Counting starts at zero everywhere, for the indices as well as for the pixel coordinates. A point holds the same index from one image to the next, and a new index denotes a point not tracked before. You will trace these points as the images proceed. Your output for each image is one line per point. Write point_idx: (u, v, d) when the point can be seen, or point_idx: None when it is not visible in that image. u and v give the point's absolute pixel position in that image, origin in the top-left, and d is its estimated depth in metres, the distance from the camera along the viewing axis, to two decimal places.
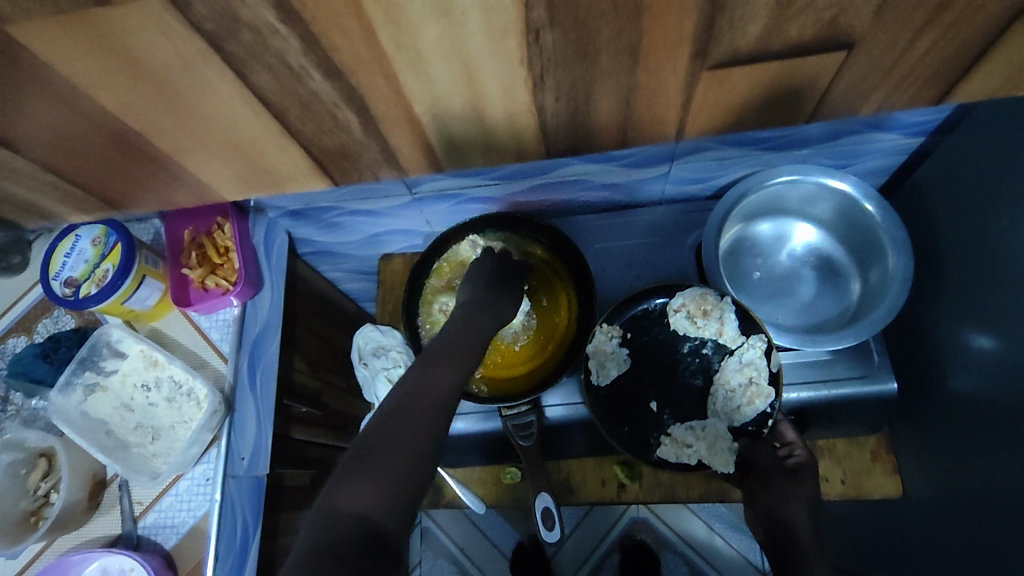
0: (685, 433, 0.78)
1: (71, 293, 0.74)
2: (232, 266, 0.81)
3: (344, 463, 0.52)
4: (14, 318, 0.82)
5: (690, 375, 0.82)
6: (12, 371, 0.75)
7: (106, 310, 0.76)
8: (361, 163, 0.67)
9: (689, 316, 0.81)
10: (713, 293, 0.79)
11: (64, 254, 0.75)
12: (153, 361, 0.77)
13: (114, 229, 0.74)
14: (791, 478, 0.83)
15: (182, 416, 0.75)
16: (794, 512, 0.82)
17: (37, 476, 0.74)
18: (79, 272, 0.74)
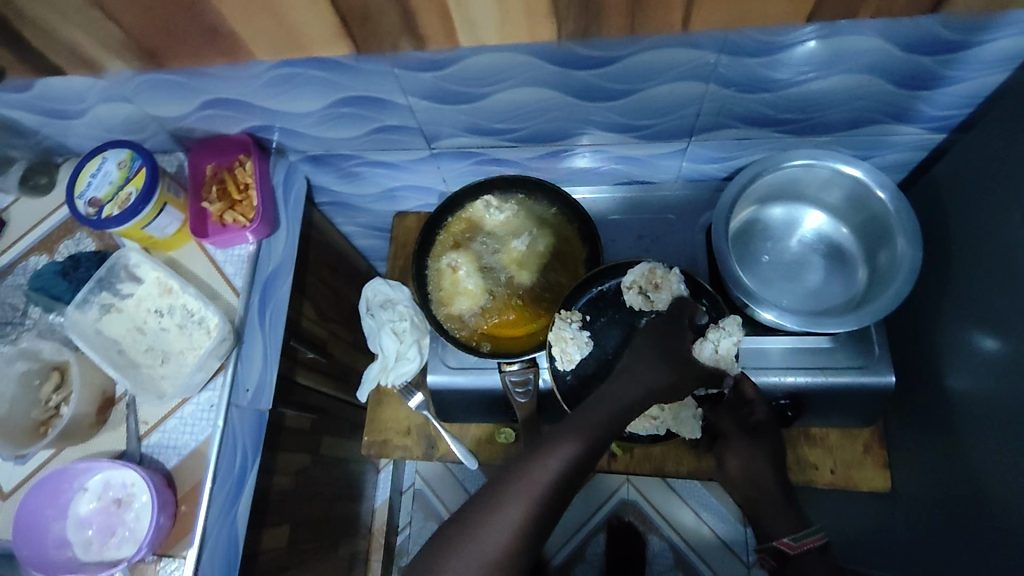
0: (650, 408, 0.79)
1: (93, 214, 0.76)
2: (250, 203, 0.82)
3: (443, 540, 0.60)
4: (37, 238, 0.85)
5: None
6: (33, 286, 0.78)
7: (126, 233, 0.78)
8: (408, 81, 0.72)
9: (641, 292, 0.79)
10: (661, 266, 0.79)
11: (90, 174, 0.77)
12: (167, 289, 0.79)
13: (140, 154, 0.76)
14: (753, 437, 0.84)
15: (192, 343, 0.78)
16: (761, 469, 0.83)
17: (49, 388, 0.76)
18: (104, 193, 0.76)
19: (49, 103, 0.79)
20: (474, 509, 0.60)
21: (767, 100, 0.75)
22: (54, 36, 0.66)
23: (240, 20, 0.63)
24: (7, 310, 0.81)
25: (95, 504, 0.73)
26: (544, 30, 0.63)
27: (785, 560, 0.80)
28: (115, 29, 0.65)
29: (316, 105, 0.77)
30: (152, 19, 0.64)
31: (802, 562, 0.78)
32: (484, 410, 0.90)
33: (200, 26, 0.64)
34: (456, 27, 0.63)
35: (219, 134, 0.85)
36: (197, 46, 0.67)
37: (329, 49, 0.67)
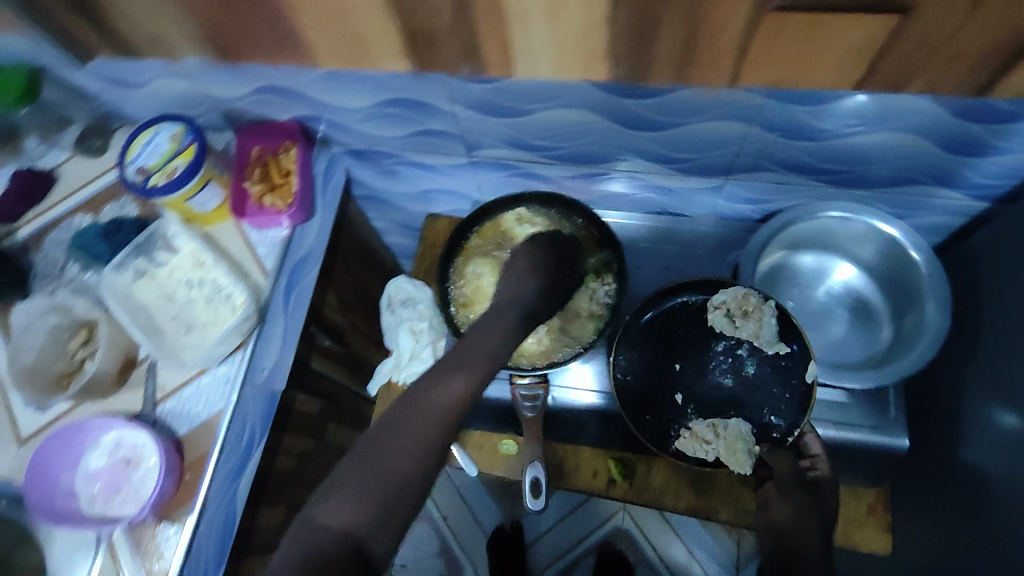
0: (706, 429, 0.78)
1: (140, 180, 0.78)
2: (290, 188, 0.85)
3: (334, 479, 0.53)
4: (85, 197, 0.89)
5: (720, 373, 0.81)
6: (75, 242, 0.83)
7: (169, 204, 0.81)
8: (451, 89, 0.74)
9: (727, 314, 0.80)
10: (757, 294, 0.78)
11: (142, 144, 0.80)
12: (200, 262, 0.82)
13: (191, 130, 0.79)
14: (814, 497, 0.73)
15: (216, 318, 0.79)
16: (811, 528, 0.70)
17: (77, 343, 0.79)
18: (153, 162, 0.79)
19: (110, 69, 0.81)
20: (357, 450, 0.54)
21: (807, 148, 0.75)
22: (114, 13, 0.70)
23: (294, 20, 0.66)
24: (47, 263, 0.85)
25: (104, 460, 0.74)
26: (579, 103, 0.72)
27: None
28: (166, 15, 0.69)
29: (365, 101, 0.79)
30: (213, 8, 0.67)
31: None
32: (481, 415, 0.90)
33: (242, 23, 0.68)
34: (501, 41, 0.64)
35: (269, 119, 0.88)
36: (246, 45, 0.72)
37: (361, 64, 0.72)
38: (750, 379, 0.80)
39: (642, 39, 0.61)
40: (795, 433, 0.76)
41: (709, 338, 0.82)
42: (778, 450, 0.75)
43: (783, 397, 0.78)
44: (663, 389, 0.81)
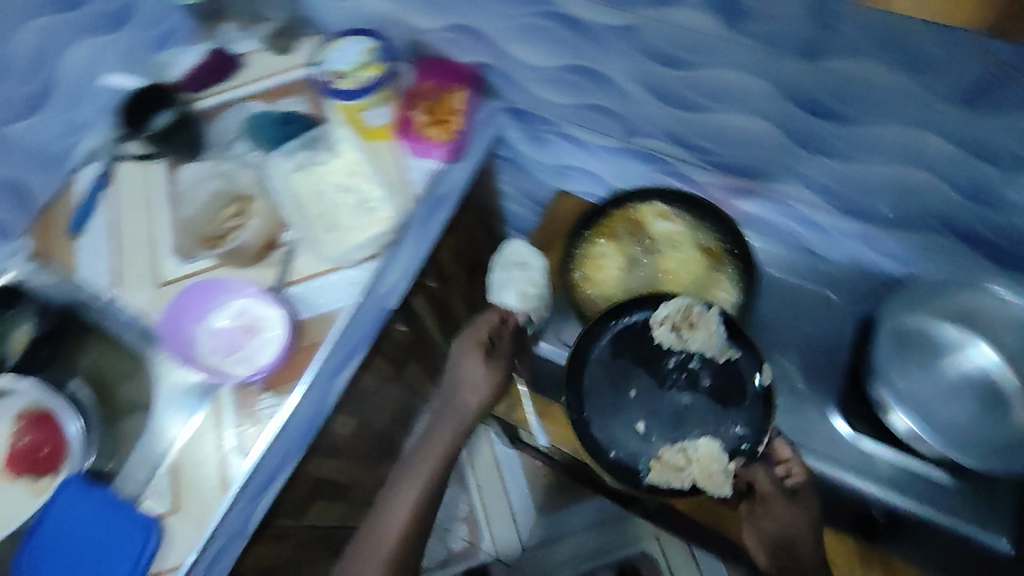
0: (677, 455, 0.73)
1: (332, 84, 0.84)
2: (453, 128, 0.87)
3: None
4: (263, 87, 0.95)
5: (676, 390, 0.77)
6: (254, 123, 0.90)
7: (348, 109, 0.88)
8: (630, 65, 0.73)
9: (672, 327, 0.78)
10: (699, 304, 0.77)
11: (339, 50, 0.90)
12: (354, 172, 0.86)
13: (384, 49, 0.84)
14: (794, 500, 0.75)
15: (356, 226, 0.83)
16: (801, 532, 0.75)
17: (229, 211, 0.85)
18: (346, 66, 0.87)
19: None
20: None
21: (991, 214, 0.70)
22: None
23: None
24: (218, 137, 0.92)
25: (227, 322, 0.79)
26: (760, 106, 0.70)
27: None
28: None
29: (544, 61, 0.80)
30: None
31: None
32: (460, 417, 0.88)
33: None
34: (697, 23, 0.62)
35: (448, 59, 0.90)
36: None
37: (550, 20, 0.72)
38: (708, 392, 0.76)
39: (852, 50, 0.57)
40: (762, 443, 0.72)
41: (658, 355, 0.79)
42: (752, 463, 0.74)
43: (737, 411, 0.74)
44: (582, 390, 0.78)
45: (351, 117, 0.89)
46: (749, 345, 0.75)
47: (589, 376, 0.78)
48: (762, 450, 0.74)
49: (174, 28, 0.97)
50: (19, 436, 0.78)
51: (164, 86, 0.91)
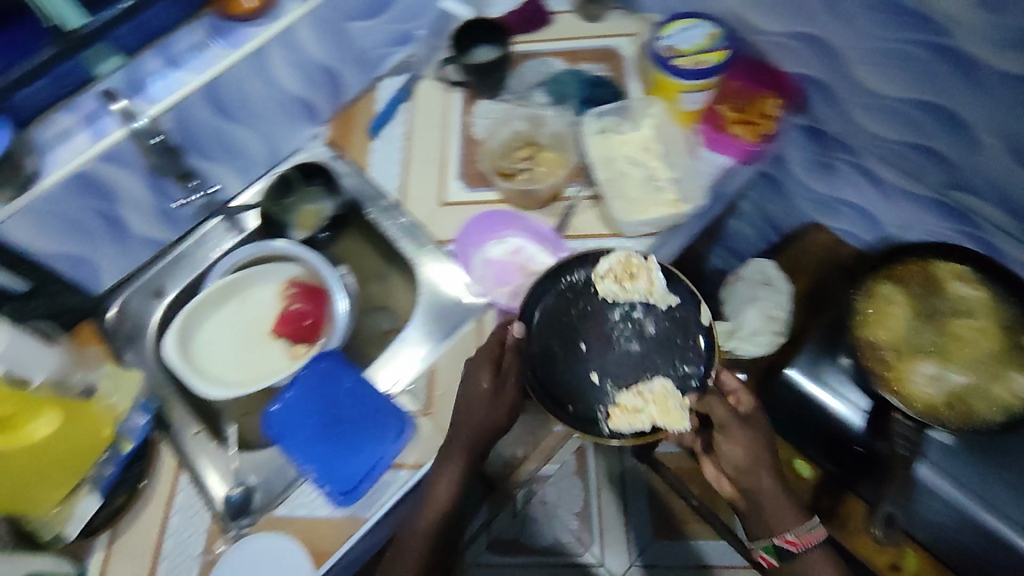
0: (633, 398, 0.69)
1: (665, 56, 0.82)
2: (760, 131, 0.85)
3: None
4: (567, 48, 0.98)
5: (625, 340, 0.73)
6: (559, 78, 0.93)
7: (664, 87, 0.85)
8: (1007, 104, 0.68)
9: (615, 279, 0.74)
10: (638, 254, 0.74)
11: (679, 29, 0.83)
12: (649, 148, 0.86)
13: (726, 39, 0.82)
14: (750, 424, 0.69)
15: (644, 201, 0.82)
16: (763, 458, 0.68)
17: (522, 153, 0.88)
18: (685, 47, 0.82)
19: None
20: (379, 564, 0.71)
21: None
22: None
23: None
24: (518, 83, 0.95)
25: (505, 254, 0.82)
26: None
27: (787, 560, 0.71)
28: None
29: (889, 86, 0.77)
30: None
31: (809, 553, 0.70)
32: (473, 434, 0.69)
33: None
34: None
35: (767, 62, 0.87)
36: None
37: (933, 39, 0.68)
38: (655, 337, 0.72)
39: None
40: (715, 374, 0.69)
41: (580, 291, 0.75)
42: (707, 395, 0.69)
43: (699, 347, 0.71)
44: (575, 382, 0.71)
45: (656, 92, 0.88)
46: (679, 283, 0.74)
47: (577, 359, 0.72)
48: (714, 381, 0.70)
49: None
50: (291, 301, 0.85)
51: (501, 26, 0.95)
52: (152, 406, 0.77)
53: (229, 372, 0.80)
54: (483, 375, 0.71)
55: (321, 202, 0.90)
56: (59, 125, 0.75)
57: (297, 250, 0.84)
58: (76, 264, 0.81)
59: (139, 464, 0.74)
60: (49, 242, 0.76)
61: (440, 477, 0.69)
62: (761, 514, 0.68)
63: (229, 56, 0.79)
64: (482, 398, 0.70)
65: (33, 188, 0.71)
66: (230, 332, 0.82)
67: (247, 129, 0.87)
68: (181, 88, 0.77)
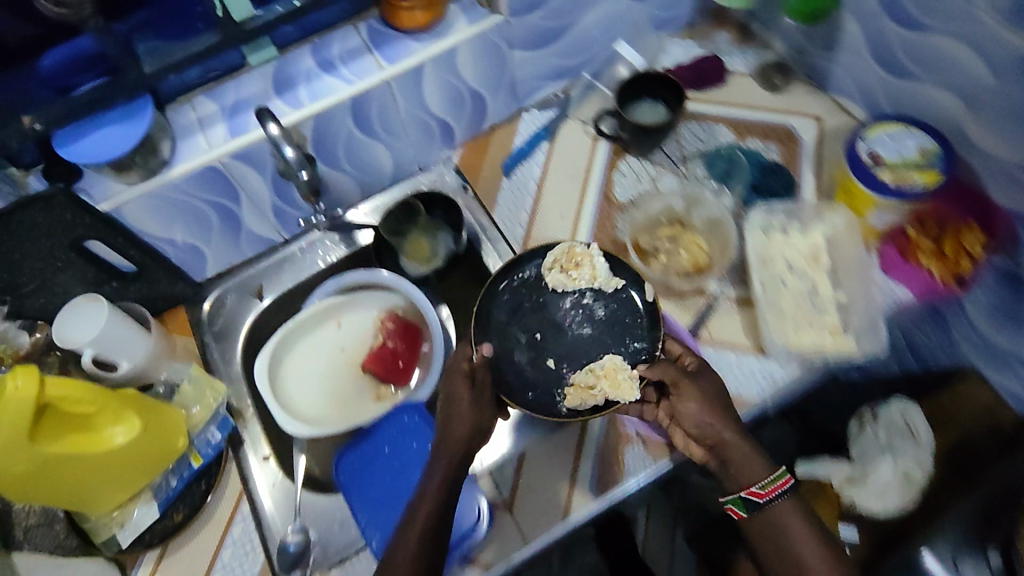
0: (586, 375, 0.69)
1: (868, 165, 0.70)
2: (961, 268, 0.71)
3: None
4: (738, 117, 0.87)
5: (576, 326, 0.73)
6: (724, 153, 0.83)
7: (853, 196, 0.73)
8: None
9: (562, 269, 0.74)
10: (582, 244, 0.75)
11: (887, 133, 0.71)
12: (816, 258, 0.75)
13: (945, 158, 0.68)
14: (695, 378, 0.64)
15: (800, 321, 0.73)
16: (695, 404, 0.62)
17: (669, 232, 0.78)
18: (890, 158, 0.70)
19: (895, 50, 0.75)
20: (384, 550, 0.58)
21: None
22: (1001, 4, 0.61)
23: None
24: (675, 147, 0.86)
25: None
26: None
27: (756, 512, 0.59)
28: None
29: None
30: None
31: (777, 505, 0.59)
32: (459, 447, 0.61)
33: None
34: None
35: (988, 188, 0.71)
36: None
37: None
38: (606, 320, 0.73)
39: None
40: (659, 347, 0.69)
41: (528, 285, 0.75)
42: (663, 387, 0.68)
43: (638, 325, 0.72)
44: (531, 376, 0.72)
45: (839, 196, 0.76)
46: (623, 267, 0.74)
47: (522, 356, 0.73)
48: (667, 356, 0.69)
49: (680, 16, 0.91)
50: (386, 338, 0.78)
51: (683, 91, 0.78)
52: (229, 422, 0.73)
53: (309, 402, 0.75)
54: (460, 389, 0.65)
55: (441, 237, 0.82)
56: (200, 112, 0.70)
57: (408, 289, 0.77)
58: (183, 252, 0.78)
59: (204, 481, 0.71)
60: (163, 230, 0.73)
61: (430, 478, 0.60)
62: (730, 472, 0.61)
63: (385, 68, 0.73)
64: (466, 407, 0.64)
65: (163, 176, 0.67)
66: (316, 359, 0.77)
67: (382, 144, 0.81)
68: (331, 96, 0.71)
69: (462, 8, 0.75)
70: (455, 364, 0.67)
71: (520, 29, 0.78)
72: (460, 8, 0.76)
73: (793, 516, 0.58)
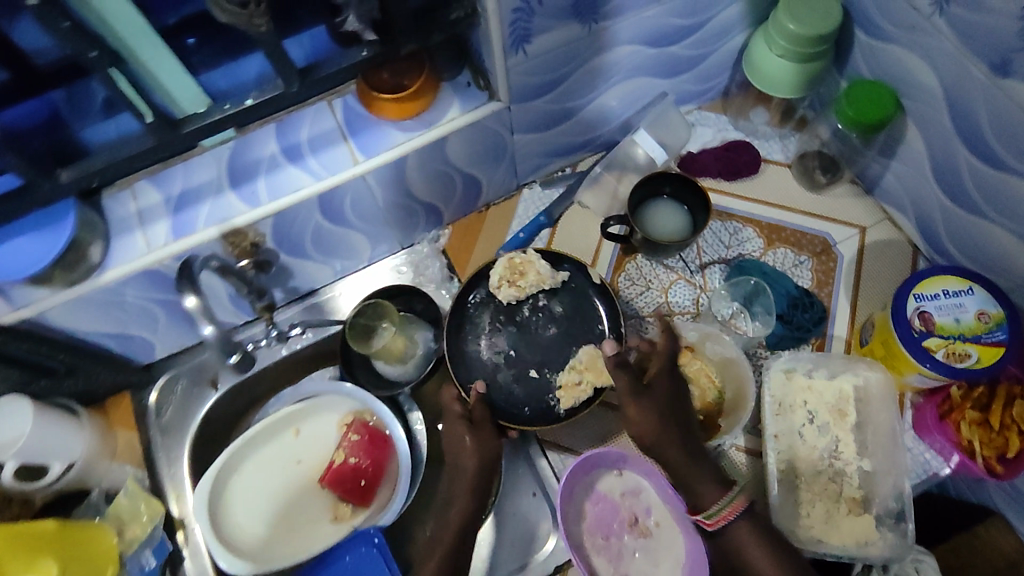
0: (568, 374, 0.67)
1: (918, 329, 0.60)
2: (1014, 453, 0.60)
3: None
4: (769, 219, 0.76)
5: (541, 328, 0.70)
6: (750, 270, 0.73)
7: (893, 354, 0.63)
8: None
9: (508, 285, 0.69)
10: (516, 253, 0.69)
11: (943, 288, 0.61)
12: (841, 413, 0.65)
13: (1010, 331, 0.58)
14: (663, 396, 0.60)
15: (813, 496, 0.63)
16: (663, 420, 0.59)
17: None
18: (942, 321, 0.60)
19: (963, 179, 0.63)
20: None
21: None
22: None
23: None
24: (693, 253, 0.75)
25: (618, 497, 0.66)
26: None
27: (714, 535, 0.59)
28: None
29: None
30: None
31: (732, 530, 0.57)
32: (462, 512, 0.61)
33: None
34: None
35: None
36: None
37: None
38: (564, 314, 0.70)
39: None
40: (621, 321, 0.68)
41: (483, 310, 0.70)
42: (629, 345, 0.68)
43: (597, 309, 0.70)
44: (521, 394, 0.68)
45: (877, 346, 0.66)
46: (564, 259, 0.71)
47: (504, 396, 0.68)
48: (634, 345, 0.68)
49: (714, 87, 0.78)
50: (348, 454, 0.68)
51: (709, 202, 0.69)
52: (166, 547, 0.67)
53: (256, 526, 0.67)
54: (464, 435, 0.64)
55: (420, 336, 0.73)
56: (140, 201, 0.60)
57: (379, 407, 0.69)
58: (126, 342, 0.69)
59: None
60: (98, 326, 0.64)
61: (436, 542, 0.60)
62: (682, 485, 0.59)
63: (360, 162, 0.62)
64: (467, 451, 0.64)
65: (93, 281, 0.58)
66: (270, 473, 0.69)
67: (355, 231, 0.70)
68: (294, 193, 0.61)
69: (454, 89, 0.64)
70: (449, 408, 0.66)
71: (521, 113, 0.66)
72: (453, 88, 0.64)
73: (750, 540, 0.56)
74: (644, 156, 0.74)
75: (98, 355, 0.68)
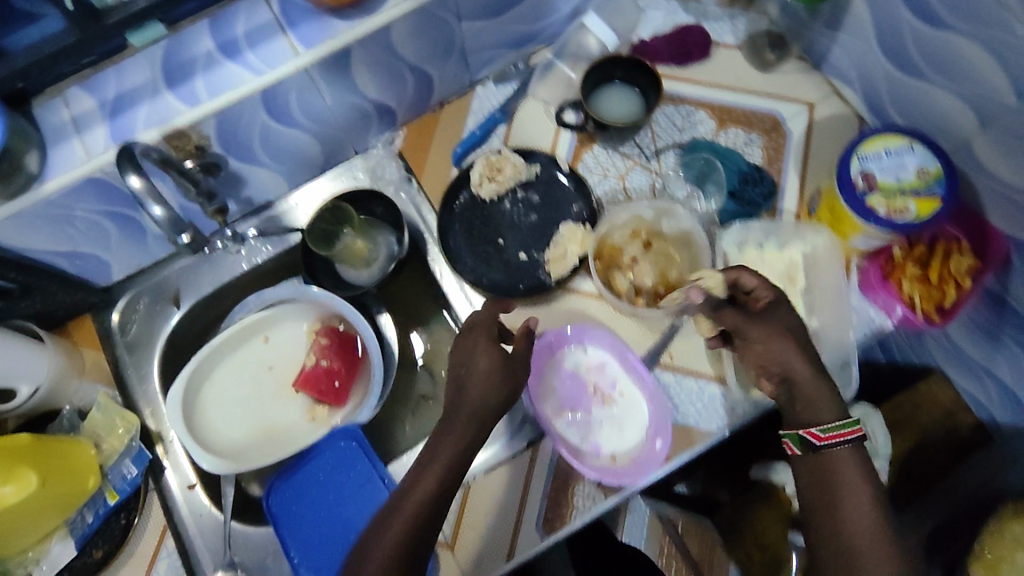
0: (554, 249, 0.71)
1: (861, 189, 0.62)
2: (948, 301, 0.64)
3: None
4: (717, 101, 0.76)
5: (523, 215, 0.74)
6: (701, 151, 0.74)
7: (839, 216, 0.66)
8: None
9: (484, 176, 0.72)
10: (493, 152, 0.72)
11: (885, 147, 0.63)
12: (791, 278, 0.68)
13: (948, 185, 0.61)
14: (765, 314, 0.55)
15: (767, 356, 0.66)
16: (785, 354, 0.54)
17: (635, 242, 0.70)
18: (884, 179, 0.62)
19: (905, 44, 0.64)
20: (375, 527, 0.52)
21: None
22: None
23: None
24: (645, 140, 0.76)
25: (580, 372, 0.68)
26: None
27: (813, 453, 0.51)
28: None
29: None
30: None
31: (831, 454, 0.50)
32: (471, 422, 0.55)
33: None
34: None
35: (983, 215, 0.62)
36: None
37: None
38: (542, 202, 0.74)
39: None
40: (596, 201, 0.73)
41: (471, 209, 0.74)
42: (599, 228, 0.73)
43: (569, 190, 0.74)
44: (511, 278, 0.72)
45: (825, 213, 0.69)
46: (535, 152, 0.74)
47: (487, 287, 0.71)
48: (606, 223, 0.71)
49: None
50: (319, 356, 0.70)
51: (657, 80, 0.70)
52: (146, 453, 0.68)
53: (236, 430, 0.69)
54: (485, 356, 0.58)
55: (382, 239, 0.73)
56: (74, 108, 0.59)
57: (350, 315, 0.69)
58: (79, 260, 0.67)
59: (123, 514, 0.67)
60: (45, 243, 0.62)
61: (435, 457, 0.53)
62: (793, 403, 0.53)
63: (301, 53, 0.60)
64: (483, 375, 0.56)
65: (32, 194, 0.57)
66: (244, 379, 0.71)
67: (305, 133, 0.69)
68: (234, 88, 0.59)
69: None
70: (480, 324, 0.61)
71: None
72: None
73: (854, 469, 0.49)
74: (596, 44, 0.76)
75: (52, 275, 0.67)
